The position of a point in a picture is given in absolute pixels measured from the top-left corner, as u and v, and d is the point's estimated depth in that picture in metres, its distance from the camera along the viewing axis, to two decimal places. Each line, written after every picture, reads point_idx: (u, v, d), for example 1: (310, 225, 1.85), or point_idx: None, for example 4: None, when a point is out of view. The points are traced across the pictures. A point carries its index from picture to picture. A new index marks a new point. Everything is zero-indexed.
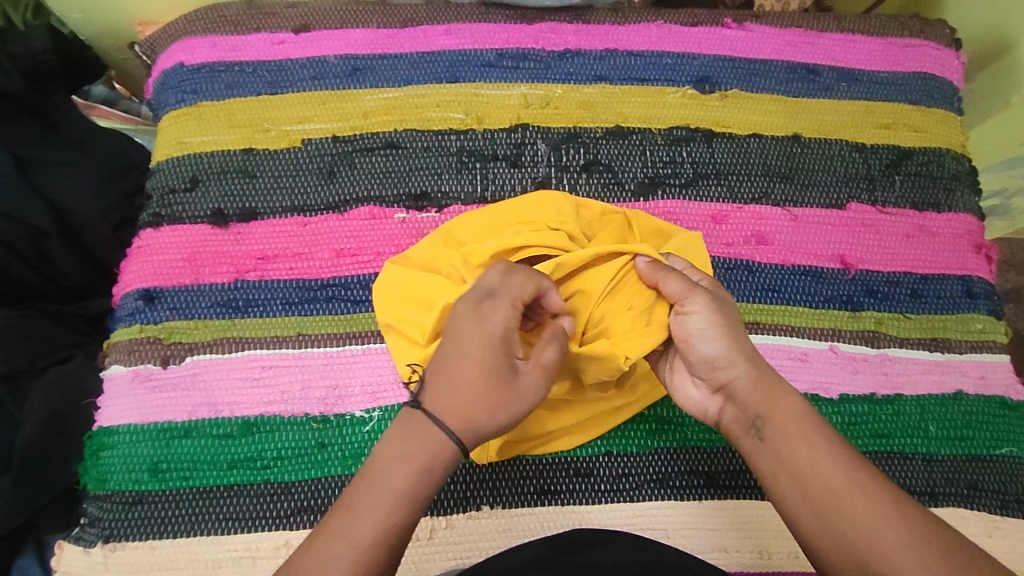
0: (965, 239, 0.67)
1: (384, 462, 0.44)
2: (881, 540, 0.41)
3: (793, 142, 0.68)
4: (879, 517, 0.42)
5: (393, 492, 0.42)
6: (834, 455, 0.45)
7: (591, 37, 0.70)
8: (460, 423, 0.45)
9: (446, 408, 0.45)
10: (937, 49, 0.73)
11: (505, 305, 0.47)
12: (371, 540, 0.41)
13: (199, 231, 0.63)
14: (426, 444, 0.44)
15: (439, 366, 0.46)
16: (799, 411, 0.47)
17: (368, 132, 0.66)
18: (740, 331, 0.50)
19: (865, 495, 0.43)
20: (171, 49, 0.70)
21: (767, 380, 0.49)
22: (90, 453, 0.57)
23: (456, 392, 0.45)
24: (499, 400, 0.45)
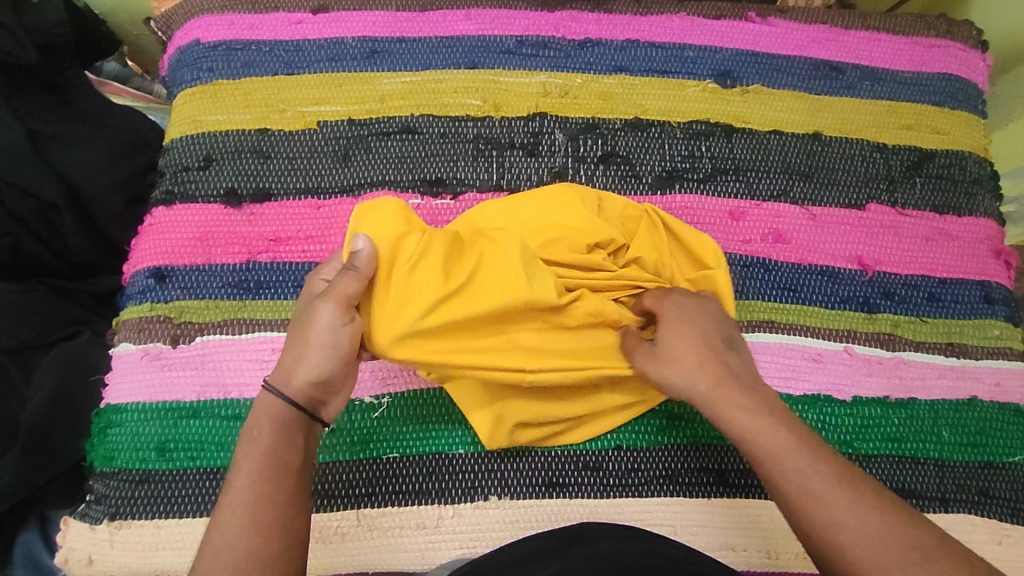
0: (985, 244, 0.66)
1: (246, 435, 0.46)
2: (847, 545, 0.41)
3: (814, 140, 0.67)
4: (837, 521, 0.41)
5: (240, 461, 0.44)
6: (791, 462, 0.44)
7: (613, 26, 0.69)
8: (287, 380, 0.47)
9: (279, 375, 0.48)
10: (963, 50, 0.72)
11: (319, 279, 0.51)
12: (246, 506, 0.42)
13: (212, 210, 0.62)
14: (267, 411, 0.46)
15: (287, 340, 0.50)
16: (755, 421, 0.46)
17: (384, 117, 0.65)
18: (687, 364, 0.50)
19: (825, 499, 0.42)
20: (187, 26, 0.69)
21: (715, 408, 0.48)
22: (97, 430, 0.57)
23: (285, 357, 0.48)
24: (301, 342, 0.48)
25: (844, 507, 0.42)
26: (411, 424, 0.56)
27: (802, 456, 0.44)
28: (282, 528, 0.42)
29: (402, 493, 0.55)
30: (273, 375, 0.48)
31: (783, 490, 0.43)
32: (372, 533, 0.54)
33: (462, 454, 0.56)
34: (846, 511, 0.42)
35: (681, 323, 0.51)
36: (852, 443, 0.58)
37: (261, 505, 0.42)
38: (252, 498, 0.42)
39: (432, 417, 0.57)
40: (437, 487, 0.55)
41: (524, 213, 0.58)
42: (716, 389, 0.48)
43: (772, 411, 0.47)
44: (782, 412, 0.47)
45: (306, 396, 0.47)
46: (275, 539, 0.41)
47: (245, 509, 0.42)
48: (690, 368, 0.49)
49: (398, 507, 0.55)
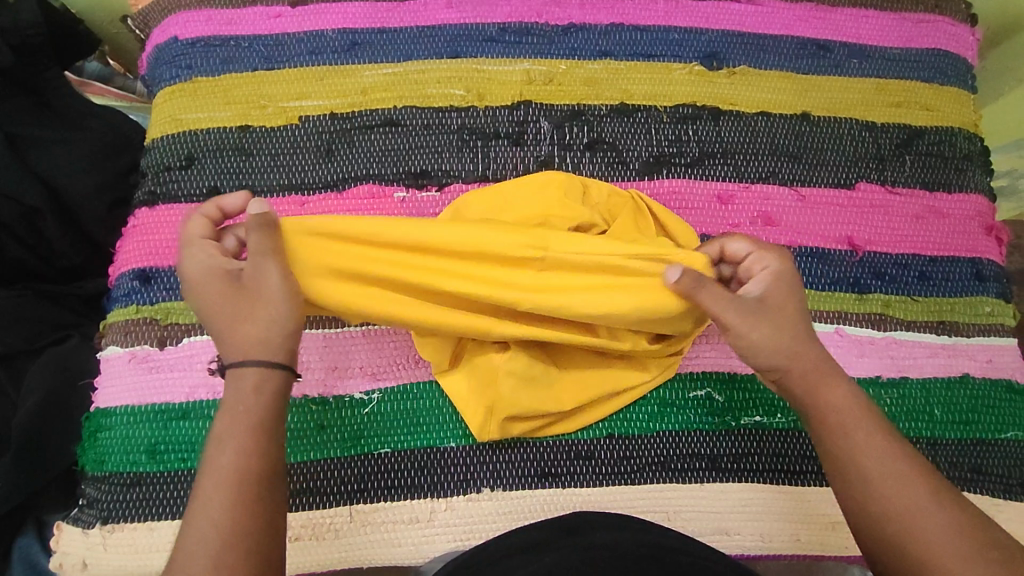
0: (976, 221, 0.66)
1: (231, 409, 0.44)
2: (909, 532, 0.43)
3: (802, 121, 0.67)
4: (885, 492, 0.44)
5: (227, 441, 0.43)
6: (870, 441, 0.46)
7: (596, 10, 0.68)
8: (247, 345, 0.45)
9: (229, 345, 0.46)
10: (952, 24, 0.71)
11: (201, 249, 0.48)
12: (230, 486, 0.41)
13: (194, 210, 0.62)
14: (248, 387, 0.44)
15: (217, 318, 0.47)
16: (845, 398, 0.47)
17: (367, 110, 0.64)
18: (792, 333, 0.49)
19: (897, 482, 0.44)
20: (164, 23, 0.68)
21: (811, 377, 0.48)
22: (87, 434, 0.57)
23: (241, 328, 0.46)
24: (245, 305, 0.46)
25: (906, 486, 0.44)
26: (400, 419, 0.56)
27: (880, 438, 0.46)
28: (253, 518, 0.41)
29: (395, 488, 0.55)
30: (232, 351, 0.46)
31: (857, 462, 0.45)
32: (367, 529, 0.54)
33: (453, 446, 0.56)
34: (895, 490, 0.44)
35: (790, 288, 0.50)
36: None
37: (230, 491, 0.41)
38: (229, 490, 0.41)
39: (422, 411, 0.56)
40: (429, 481, 0.55)
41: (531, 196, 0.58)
42: (812, 365, 0.48)
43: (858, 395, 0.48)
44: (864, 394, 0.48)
45: (283, 352, 0.46)
46: (248, 530, 0.41)
47: (221, 500, 0.41)
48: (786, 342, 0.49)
49: (392, 502, 0.55)
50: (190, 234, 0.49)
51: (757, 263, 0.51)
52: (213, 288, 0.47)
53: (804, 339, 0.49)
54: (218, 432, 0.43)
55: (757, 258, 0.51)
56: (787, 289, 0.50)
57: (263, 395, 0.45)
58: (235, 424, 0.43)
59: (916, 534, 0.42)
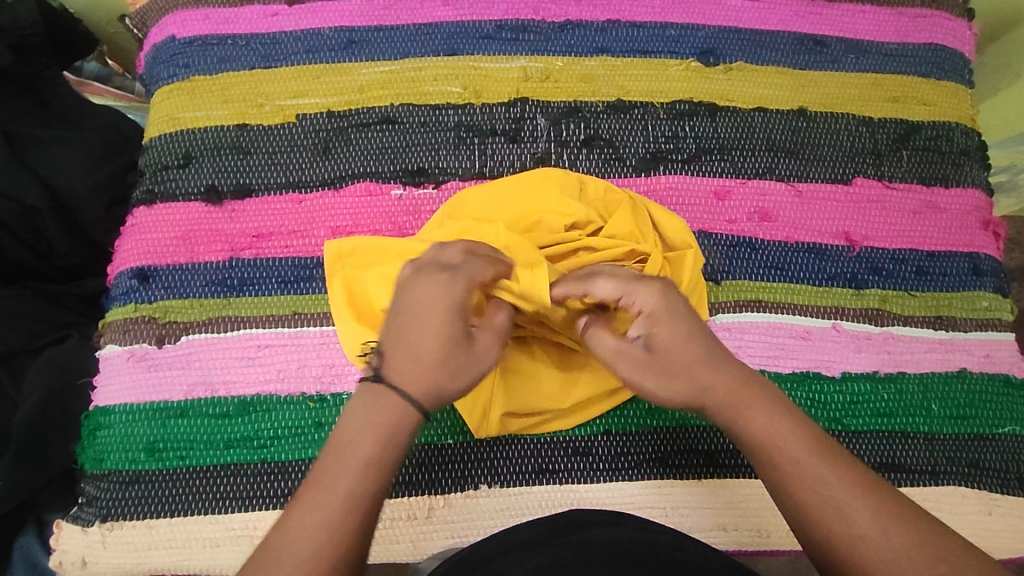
0: (973, 215, 0.66)
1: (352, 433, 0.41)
2: (866, 560, 0.39)
3: (799, 116, 0.67)
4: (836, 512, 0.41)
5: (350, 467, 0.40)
6: (807, 468, 0.42)
7: (593, 7, 0.68)
8: (414, 388, 0.42)
9: (400, 372, 0.42)
10: (949, 19, 0.71)
11: (467, 274, 0.45)
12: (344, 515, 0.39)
13: (192, 208, 0.62)
14: (388, 416, 0.41)
15: (400, 344, 0.43)
16: (771, 420, 0.44)
17: (364, 107, 0.64)
18: (699, 361, 0.45)
19: (844, 507, 0.41)
20: (161, 22, 0.68)
21: (729, 405, 0.45)
22: (86, 432, 0.57)
23: (413, 364, 0.42)
24: (451, 357, 0.43)
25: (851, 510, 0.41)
26: None
27: (817, 460, 0.42)
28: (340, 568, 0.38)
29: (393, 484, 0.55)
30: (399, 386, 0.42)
31: (799, 495, 0.42)
32: None
33: (451, 444, 0.56)
34: (839, 516, 0.41)
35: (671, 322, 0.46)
36: (842, 419, 0.58)
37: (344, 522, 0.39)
38: (346, 521, 0.39)
39: None
40: (426, 477, 0.55)
41: (520, 195, 0.58)
42: (725, 391, 0.45)
43: (789, 414, 0.44)
44: (791, 408, 0.45)
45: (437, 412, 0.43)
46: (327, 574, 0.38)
47: (331, 527, 0.38)
48: (689, 380, 0.45)
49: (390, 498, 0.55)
50: (460, 258, 0.47)
51: (633, 303, 0.46)
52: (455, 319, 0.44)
53: (716, 363, 0.45)
54: (355, 454, 0.40)
55: (627, 297, 0.46)
56: (667, 327, 0.45)
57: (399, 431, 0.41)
58: (378, 456, 0.41)
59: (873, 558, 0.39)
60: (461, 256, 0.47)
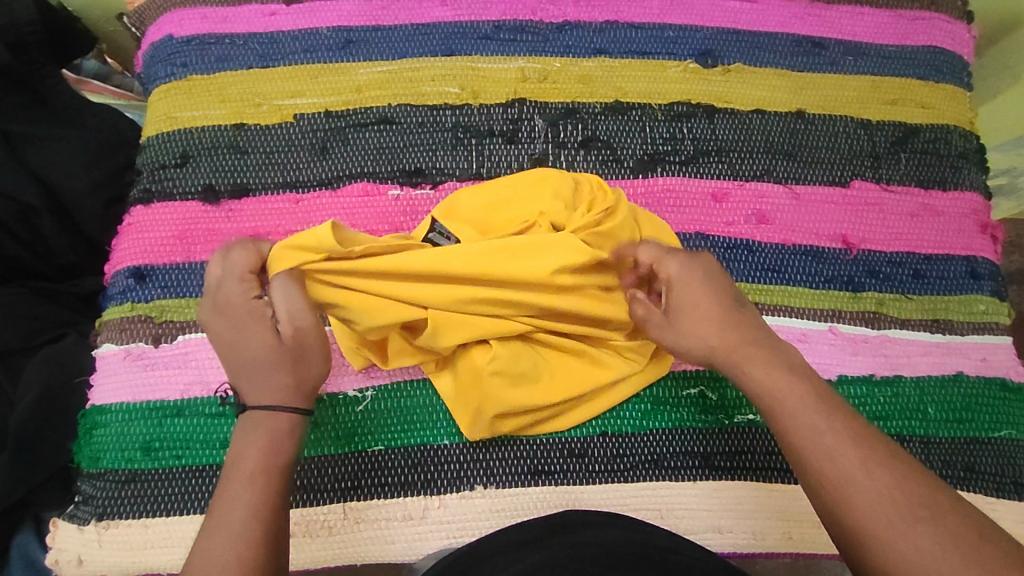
0: (971, 219, 0.66)
1: (236, 453, 0.44)
2: (852, 504, 0.40)
3: (797, 118, 0.66)
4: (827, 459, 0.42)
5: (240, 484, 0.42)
6: (805, 417, 0.44)
7: (591, 8, 0.68)
8: (275, 397, 0.45)
9: (256, 394, 0.45)
10: (948, 21, 0.71)
11: (235, 287, 0.47)
12: (252, 522, 0.41)
13: (189, 207, 0.62)
14: (264, 427, 0.44)
15: (244, 369, 0.46)
16: (774, 378, 0.46)
17: (361, 107, 0.64)
18: (715, 318, 0.49)
19: (832, 452, 0.42)
20: (160, 21, 0.68)
21: (741, 356, 0.48)
22: (83, 431, 0.57)
23: (262, 378, 0.46)
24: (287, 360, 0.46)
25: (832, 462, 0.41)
26: (395, 416, 0.56)
27: (814, 410, 0.44)
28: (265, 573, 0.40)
29: (389, 485, 0.55)
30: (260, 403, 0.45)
31: (794, 443, 0.43)
32: (359, 525, 0.54)
33: (447, 444, 0.56)
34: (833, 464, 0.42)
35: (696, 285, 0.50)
36: None
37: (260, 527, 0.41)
38: (245, 531, 0.40)
39: (416, 409, 0.56)
40: (422, 478, 0.55)
41: (508, 195, 0.58)
42: (735, 348, 0.48)
43: (790, 366, 0.47)
44: (796, 365, 0.47)
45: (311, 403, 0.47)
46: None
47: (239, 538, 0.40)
48: (702, 336, 0.49)
49: (385, 499, 0.55)
50: (222, 270, 0.47)
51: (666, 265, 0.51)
52: (222, 335, 0.47)
53: (727, 322, 0.49)
54: (243, 468, 0.43)
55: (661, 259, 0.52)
56: (686, 289, 0.50)
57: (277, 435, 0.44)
58: (262, 465, 0.43)
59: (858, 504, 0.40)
60: (223, 262, 0.48)
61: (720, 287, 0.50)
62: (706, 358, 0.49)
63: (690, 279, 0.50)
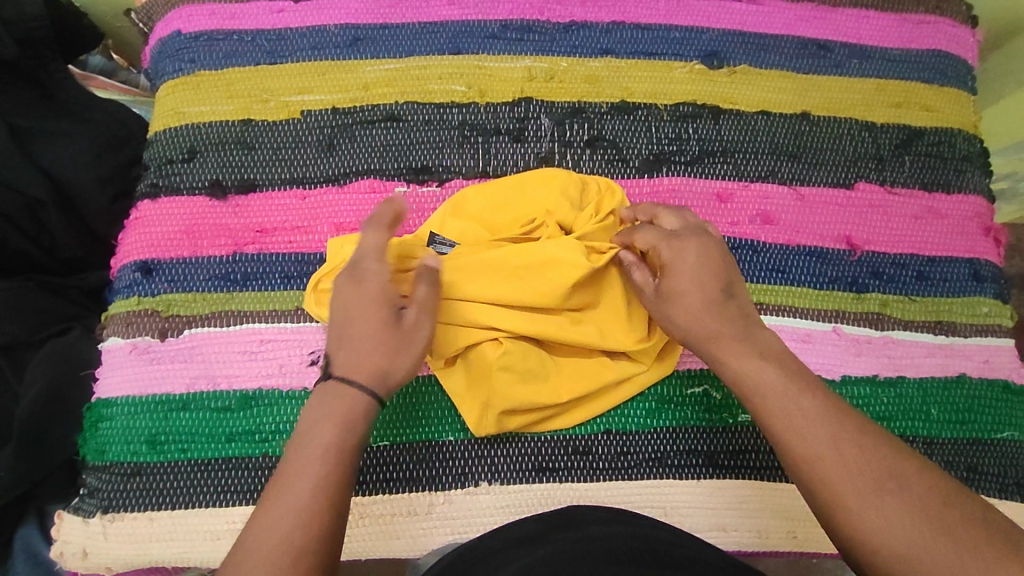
0: (974, 222, 0.66)
1: (310, 425, 0.45)
2: (826, 484, 0.42)
3: (802, 120, 0.67)
4: (800, 438, 0.44)
5: (310, 456, 0.44)
6: (776, 401, 0.45)
7: (598, 9, 0.69)
8: (361, 374, 0.47)
9: (346, 367, 0.47)
10: (952, 26, 0.71)
11: (375, 267, 0.50)
12: (320, 494, 0.42)
13: (197, 202, 0.62)
14: (342, 402, 0.46)
15: (341, 340, 0.48)
16: (749, 360, 0.48)
17: (368, 105, 0.65)
18: (701, 305, 0.50)
19: (804, 429, 0.44)
20: (168, 17, 0.68)
21: (718, 345, 0.49)
22: (89, 424, 0.57)
23: (358, 353, 0.47)
24: (393, 346, 0.48)
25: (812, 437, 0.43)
26: (400, 412, 0.56)
27: (786, 392, 0.45)
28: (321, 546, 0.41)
29: (394, 480, 0.55)
30: (346, 375, 0.47)
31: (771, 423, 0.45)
32: (364, 521, 0.54)
33: (453, 440, 0.56)
34: (810, 442, 0.43)
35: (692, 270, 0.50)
36: None
37: (322, 500, 0.42)
38: (312, 502, 0.42)
39: (421, 405, 0.57)
40: (427, 474, 0.55)
41: (515, 195, 0.59)
42: (717, 328, 0.49)
43: (768, 353, 0.48)
44: (773, 348, 0.48)
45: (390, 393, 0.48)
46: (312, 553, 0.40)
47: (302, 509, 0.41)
48: (689, 312, 0.50)
49: (391, 494, 0.55)
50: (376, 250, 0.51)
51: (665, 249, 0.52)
52: (342, 305, 0.49)
53: (713, 308, 0.49)
54: (317, 440, 0.44)
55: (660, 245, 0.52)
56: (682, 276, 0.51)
57: (355, 410, 0.46)
58: (336, 440, 0.44)
59: (829, 484, 0.42)
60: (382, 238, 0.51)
61: (717, 272, 0.50)
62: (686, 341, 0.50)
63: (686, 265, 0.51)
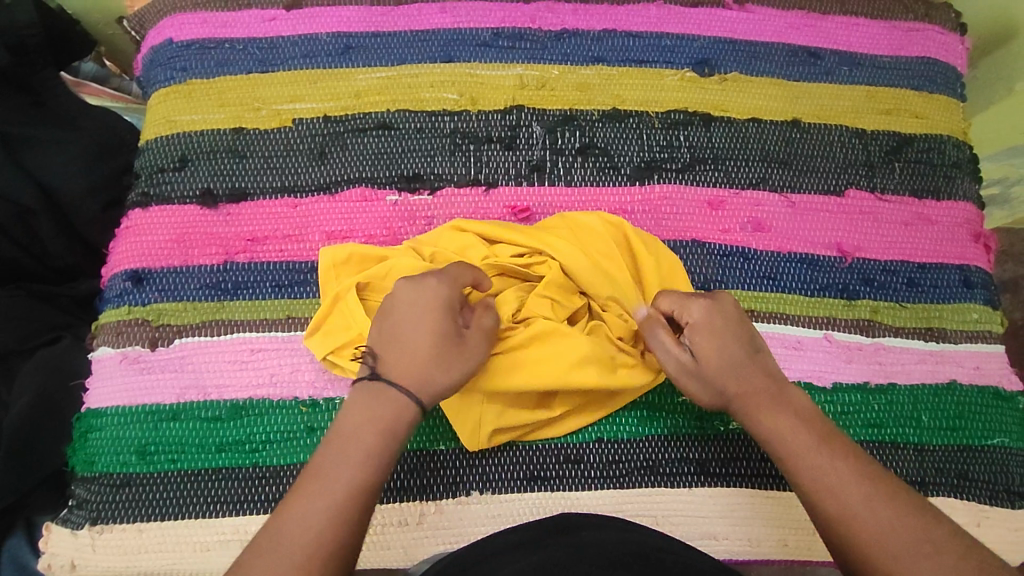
0: (964, 228, 0.66)
1: (351, 426, 0.44)
2: (862, 539, 0.41)
3: (793, 127, 0.67)
4: (833, 495, 0.43)
5: (352, 459, 0.42)
6: (808, 458, 0.45)
7: (589, 16, 0.69)
8: (411, 381, 0.46)
9: (397, 369, 0.46)
10: (941, 33, 0.72)
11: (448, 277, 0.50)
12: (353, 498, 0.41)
13: (188, 211, 0.62)
14: (388, 409, 0.45)
15: (395, 341, 0.47)
16: (779, 423, 0.47)
17: (360, 113, 0.65)
18: (733, 370, 0.49)
19: (835, 487, 0.43)
20: (159, 25, 0.68)
21: (751, 404, 0.49)
22: (78, 434, 0.57)
23: (412, 359, 0.46)
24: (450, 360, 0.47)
25: (848, 497, 0.42)
26: None
27: (815, 449, 0.45)
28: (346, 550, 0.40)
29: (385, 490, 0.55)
30: (397, 379, 0.46)
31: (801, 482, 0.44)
32: None
33: (444, 449, 0.56)
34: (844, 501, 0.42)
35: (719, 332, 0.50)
36: None
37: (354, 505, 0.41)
38: (346, 505, 0.41)
39: None
40: (418, 483, 0.55)
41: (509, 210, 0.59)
42: (750, 394, 0.49)
43: (795, 412, 0.48)
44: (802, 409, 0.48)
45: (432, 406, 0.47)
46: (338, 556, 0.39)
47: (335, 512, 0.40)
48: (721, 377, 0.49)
49: (382, 504, 0.55)
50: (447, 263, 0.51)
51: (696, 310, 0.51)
52: (402, 307, 0.48)
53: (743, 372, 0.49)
54: (359, 443, 0.43)
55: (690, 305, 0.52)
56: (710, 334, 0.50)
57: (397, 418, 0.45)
58: (378, 446, 0.43)
59: (868, 541, 0.40)
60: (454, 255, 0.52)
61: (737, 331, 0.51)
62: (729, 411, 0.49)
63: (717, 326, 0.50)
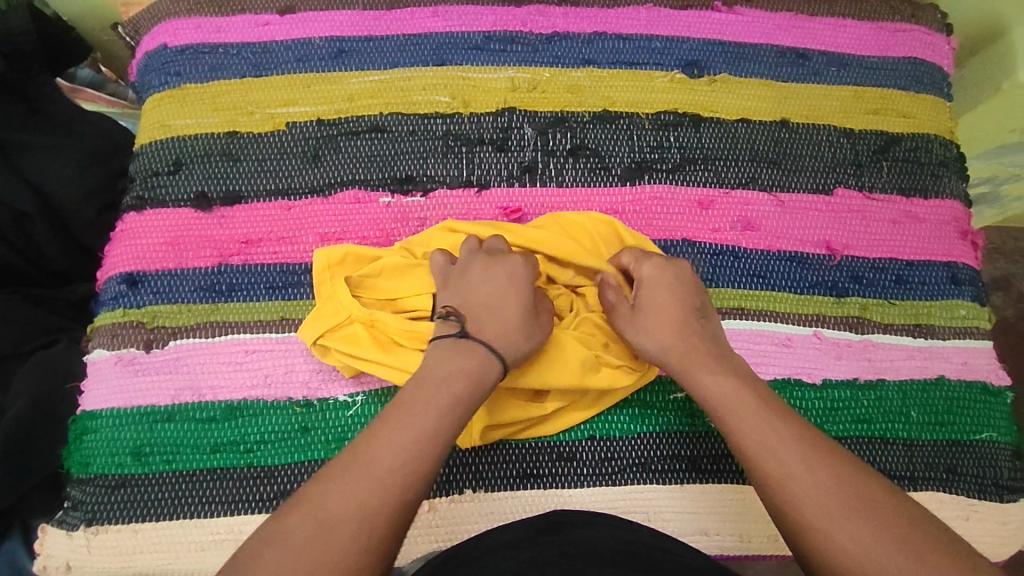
0: (952, 225, 0.67)
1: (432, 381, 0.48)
2: (798, 500, 0.44)
3: (781, 127, 0.68)
4: (776, 456, 0.45)
5: (429, 410, 0.46)
6: (748, 420, 0.48)
7: (580, 19, 0.70)
8: (500, 343, 0.51)
9: (487, 335, 0.51)
10: (928, 34, 0.73)
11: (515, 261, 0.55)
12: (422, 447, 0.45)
13: (182, 214, 0.62)
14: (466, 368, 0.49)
15: (478, 314, 0.52)
16: (718, 382, 0.50)
17: (353, 116, 0.65)
18: (674, 325, 0.54)
19: (776, 449, 0.46)
20: (154, 31, 0.69)
21: (690, 363, 0.52)
22: (73, 436, 0.57)
23: (498, 325, 0.52)
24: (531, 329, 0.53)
25: (757, 433, 0.47)
26: None
27: (755, 412, 0.48)
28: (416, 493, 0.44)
29: None
30: (490, 342, 0.51)
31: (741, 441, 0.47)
32: None
33: None
34: (787, 460, 0.45)
35: (665, 286, 0.55)
36: (823, 425, 0.59)
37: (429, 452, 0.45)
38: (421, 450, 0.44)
39: None
40: None
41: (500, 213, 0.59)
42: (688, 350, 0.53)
43: (737, 375, 0.51)
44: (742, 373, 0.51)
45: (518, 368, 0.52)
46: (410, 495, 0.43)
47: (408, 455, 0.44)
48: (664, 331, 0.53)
49: None
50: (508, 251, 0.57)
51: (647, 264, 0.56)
52: (476, 290, 0.53)
53: (684, 328, 0.54)
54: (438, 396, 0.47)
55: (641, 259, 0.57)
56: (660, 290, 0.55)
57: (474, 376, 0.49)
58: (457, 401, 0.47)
59: (803, 500, 0.43)
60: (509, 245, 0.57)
61: (689, 293, 0.55)
62: (659, 357, 0.53)
63: (662, 279, 0.55)
